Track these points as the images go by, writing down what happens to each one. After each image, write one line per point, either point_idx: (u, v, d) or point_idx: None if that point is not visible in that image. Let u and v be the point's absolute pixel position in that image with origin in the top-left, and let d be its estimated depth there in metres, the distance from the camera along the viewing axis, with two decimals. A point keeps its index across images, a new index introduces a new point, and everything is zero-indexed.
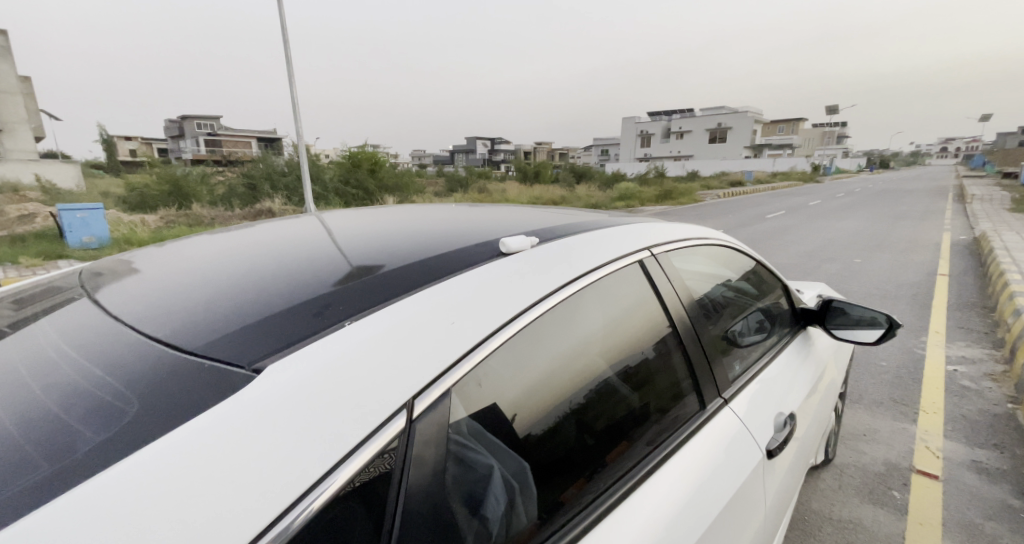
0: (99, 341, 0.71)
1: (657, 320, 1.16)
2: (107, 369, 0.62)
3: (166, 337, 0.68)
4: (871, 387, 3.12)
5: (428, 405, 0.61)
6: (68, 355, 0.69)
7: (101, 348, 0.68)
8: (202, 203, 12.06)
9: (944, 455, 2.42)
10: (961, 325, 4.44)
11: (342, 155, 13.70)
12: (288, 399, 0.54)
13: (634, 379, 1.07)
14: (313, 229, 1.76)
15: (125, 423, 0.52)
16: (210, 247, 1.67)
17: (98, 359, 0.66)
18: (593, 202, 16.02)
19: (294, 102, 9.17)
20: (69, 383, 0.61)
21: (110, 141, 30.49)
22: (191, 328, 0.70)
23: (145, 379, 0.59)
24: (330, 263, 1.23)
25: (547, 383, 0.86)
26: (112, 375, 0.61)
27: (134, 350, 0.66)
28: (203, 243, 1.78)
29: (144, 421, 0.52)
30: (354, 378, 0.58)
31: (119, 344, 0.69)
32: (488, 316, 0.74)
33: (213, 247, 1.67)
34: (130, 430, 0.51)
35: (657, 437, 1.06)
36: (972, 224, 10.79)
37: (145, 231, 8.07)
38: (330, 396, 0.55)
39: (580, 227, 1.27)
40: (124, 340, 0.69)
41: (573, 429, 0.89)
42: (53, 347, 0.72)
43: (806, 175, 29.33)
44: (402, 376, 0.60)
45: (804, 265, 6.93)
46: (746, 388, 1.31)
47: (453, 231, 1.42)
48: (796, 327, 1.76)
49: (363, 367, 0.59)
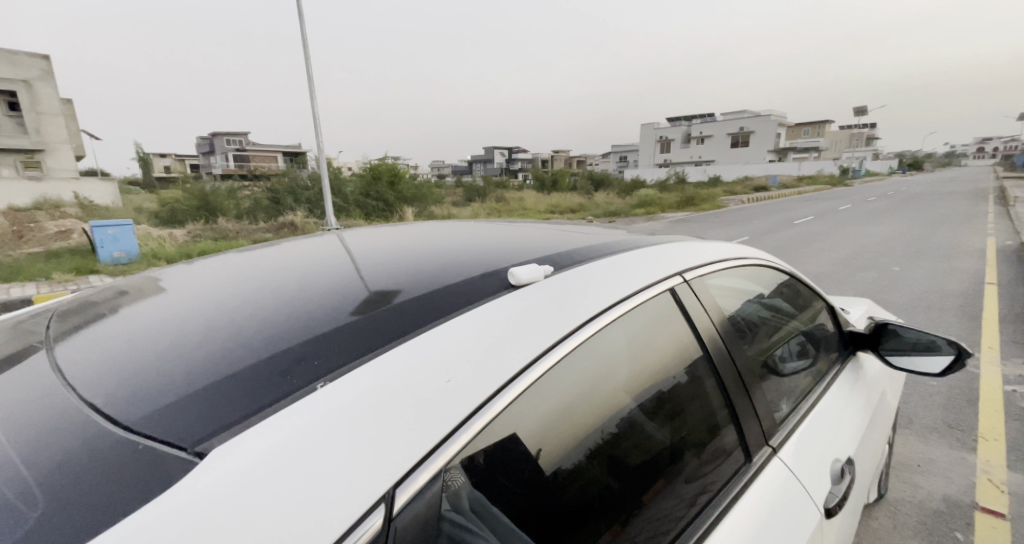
0: (38, 407, 0.62)
1: (687, 346, 1.03)
2: (30, 450, 0.53)
3: (106, 405, 0.59)
4: (921, 411, 2.87)
5: (421, 487, 0.49)
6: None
7: (33, 420, 0.59)
8: (228, 217, 12.34)
9: (1011, 490, 2.18)
10: (1017, 340, 4.12)
11: (363, 168, 13.91)
12: (242, 490, 0.43)
13: (663, 412, 0.94)
14: (331, 247, 1.71)
15: (28, 528, 0.43)
16: (228, 266, 1.62)
17: (31, 431, 0.57)
18: (612, 210, 15.78)
19: (313, 115, 9.24)
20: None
21: (146, 159, 31.87)
22: (138, 392, 0.61)
23: (64, 468, 0.49)
24: (345, 287, 1.15)
25: (568, 423, 0.74)
26: (32, 459, 0.52)
27: (64, 426, 0.56)
28: (223, 260, 1.73)
29: (52, 525, 0.43)
30: (315, 461, 0.46)
31: (55, 413, 0.60)
32: (492, 371, 0.61)
33: (233, 265, 1.63)
34: (29, 539, 0.42)
35: (695, 483, 0.92)
36: (1019, 228, 10.20)
37: (172, 246, 8.27)
38: (291, 491, 0.44)
39: (602, 248, 1.16)
40: (61, 410, 0.61)
41: (597, 476, 0.76)
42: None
43: (835, 178, 28.44)
44: (389, 453, 0.49)
45: (839, 274, 6.62)
46: (794, 427, 1.16)
47: (469, 252, 1.32)
48: (846, 354, 1.59)
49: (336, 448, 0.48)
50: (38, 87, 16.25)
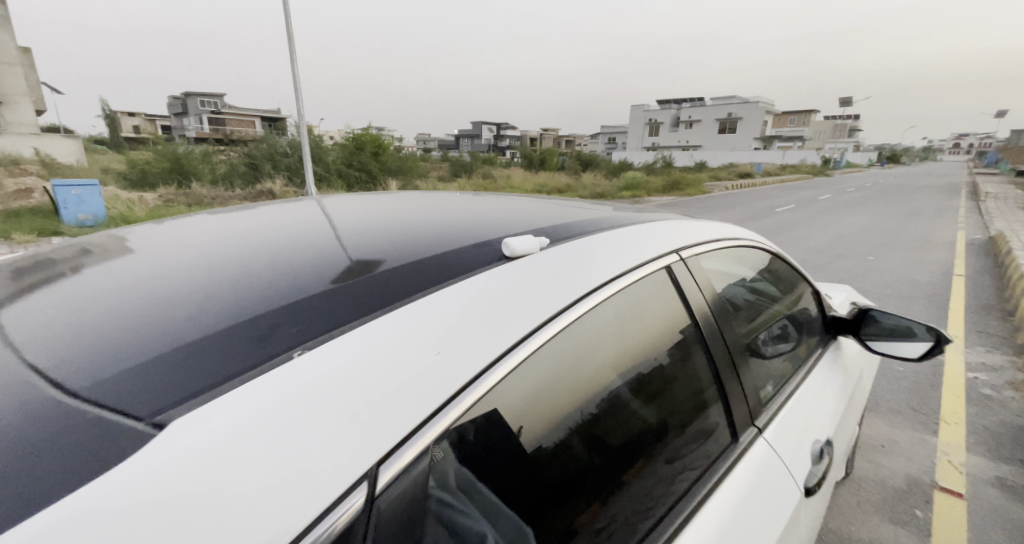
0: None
1: (677, 322, 1.02)
2: None
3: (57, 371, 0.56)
4: (887, 395, 2.98)
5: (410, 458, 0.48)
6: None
7: None
8: (202, 183, 11.90)
9: (967, 471, 2.28)
10: (980, 330, 4.28)
11: (346, 137, 13.51)
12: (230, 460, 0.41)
13: (648, 389, 0.93)
14: (312, 213, 1.63)
15: None
16: (206, 228, 1.53)
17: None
18: (598, 191, 15.72)
19: (293, 77, 8.81)
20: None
21: (115, 118, 30.36)
22: (91, 356, 0.58)
23: (10, 436, 0.46)
24: (328, 254, 1.10)
25: (557, 394, 0.72)
26: None
27: (11, 393, 0.53)
28: (199, 222, 1.63)
29: None
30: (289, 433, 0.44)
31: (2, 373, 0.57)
32: (485, 344, 0.59)
33: (211, 228, 1.53)
34: None
35: (678, 456, 0.93)
36: (986, 223, 10.56)
37: (141, 209, 7.94)
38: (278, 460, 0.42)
39: (595, 223, 1.14)
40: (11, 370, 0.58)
41: (583, 447, 0.76)
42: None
43: (816, 168, 28.87)
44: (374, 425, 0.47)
45: (816, 261, 6.76)
46: (777, 409, 1.18)
47: (462, 223, 1.28)
48: (828, 338, 1.61)
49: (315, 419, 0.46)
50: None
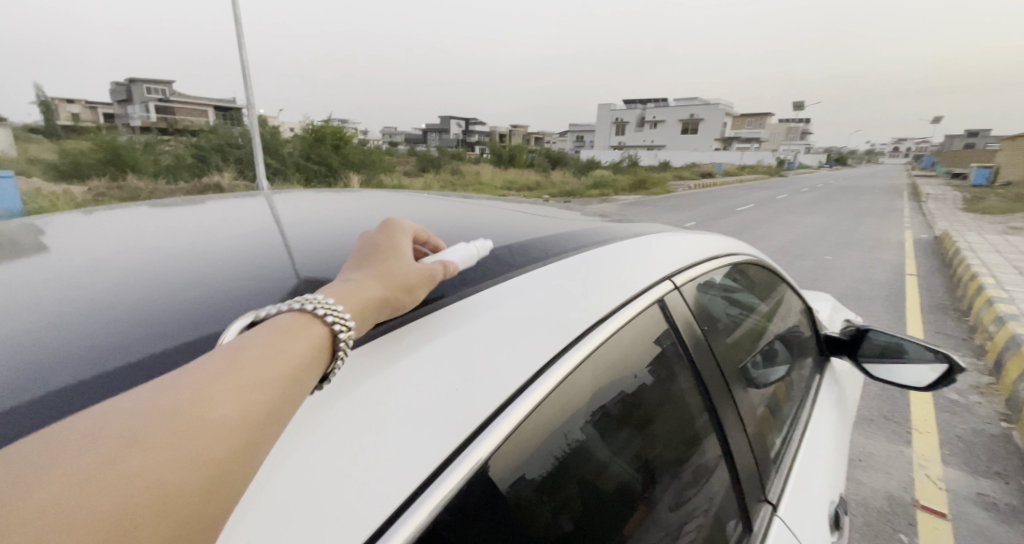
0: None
1: (653, 333, 0.82)
2: None
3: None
4: (861, 402, 2.92)
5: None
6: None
7: None
8: (144, 175, 11.00)
9: (946, 486, 2.21)
10: (938, 332, 4.36)
11: (305, 129, 12.88)
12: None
13: (633, 422, 0.76)
14: (263, 212, 1.35)
15: None
16: (131, 225, 1.22)
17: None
18: (566, 189, 15.62)
19: (244, 63, 8.24)
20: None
21: (48, 104, 28.06)
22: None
23: None
24: (273, 268, 0.85)
25: (516, 469, 0.55)
26: None
27: None
28: (125, 217, 1.32)
29: None
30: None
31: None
32: (398, 474, 0.45)
33: (138, 225, 1.22)
34: None
35: (679, 501, 0.78)
36: (932, 223, 11.06)
37: (68, 205, 7.22)
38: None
39: (560, 245, 0.96)
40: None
41: (554, 519, 0.60)
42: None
43: (774, 169, 29.88)
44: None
45: (780, 262, 6.84)
46: (790, 466, 1.03)
47: (450, 233, 1.05)
48: (822, 361, 1.48)
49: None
50: None
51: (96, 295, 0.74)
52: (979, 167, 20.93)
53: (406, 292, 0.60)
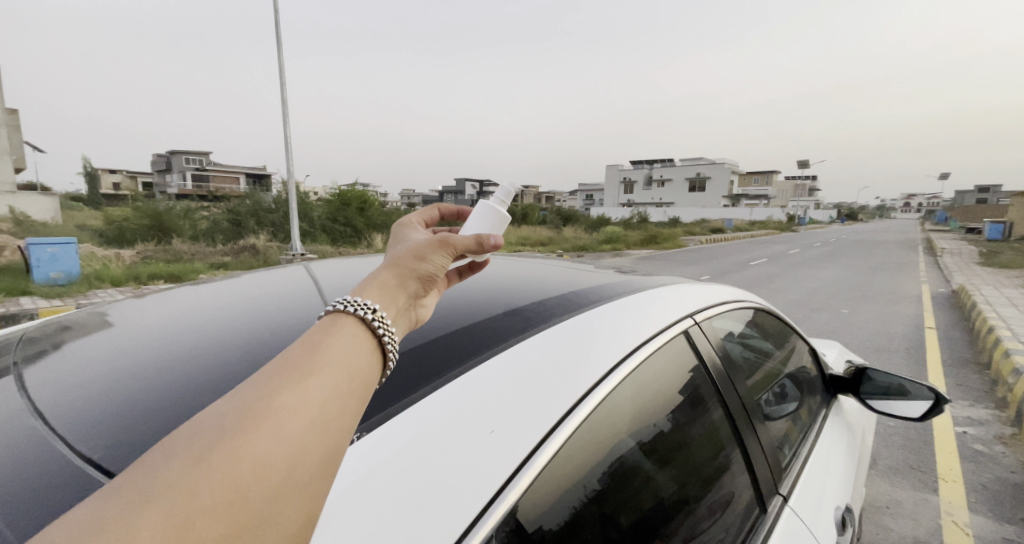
0: (15, 472, 0.66)
1: (683, 366, 1.05)
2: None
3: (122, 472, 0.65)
4: (884, 452, 2.97)
5: (481, 539, 0.56)
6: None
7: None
8: (183, 238, 11.67)
9: (974, 532, 2.25)
10: (960, 384, 4.39)
11: (331, 194, 13.74)
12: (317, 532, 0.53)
13: (659, 455, 0.94)
14: (301, 276, 1.65)
15: None
16: (199, 295, 1.51)
17: (33, 496, 0.61)
18: (579, 245, 16.08)
19: (285, 138, 9.10)
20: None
21: (94, 174, 30.20)
22: (135, 455, 0.68)
23: (40, 509, 0.59)
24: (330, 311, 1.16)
25: (583, 454, 0.77)
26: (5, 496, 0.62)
27: (29, 467, 0.67)
28: (190, 289, 1.61)
29: None
30: (369, 517, 0.54)
31: (48, 473, 0.65)
32: (530, 428, 0.68)
33: (203, 294, 1.51)
34: None
35: (693, 532, 0.92)
36: (948, 277, 11.11)
37: (118, 267, 7.74)
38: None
39: (606, 289, 1.21)
40: (50, 469, 0.66)
41: (597, 520, 0.77)
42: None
43: (785, 225, 30.32)
44: (441, 527, 0.55)
45: (795, 315, 6.95)
46: (796, 476, 1.21)
47: (505, 281, 1.32)
48: (829, 398, 1.65)
49: (397, 501, 0.55)
50: None
51: (237, 332, 1.08)
52: (989, 221, 21.09)
53: (420, 257, 0.73)
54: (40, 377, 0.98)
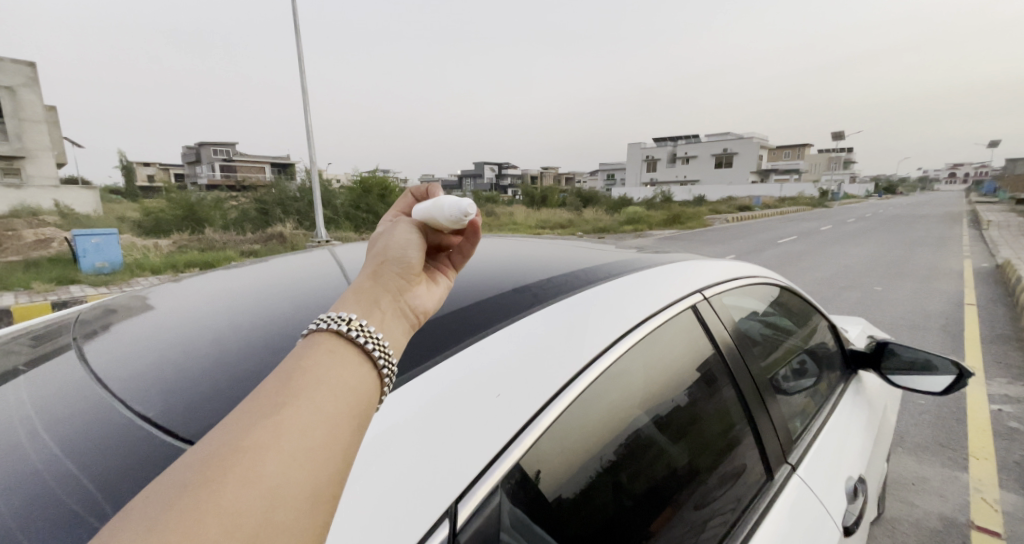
0: (80, 429, 0.75)
1: (693, 344, 1.06)
2: (66, 445, 0.72)
3: (174, 428, 0.72)
4: (912, 429, 2.92)
5: (486, 494, 0.60)
6: (51, 454, 0.70)
7: (65, 422, 0.78)
8: (214, 227, 12.05)
9: (1004, 509, 2.21)
10: (998, 361, 4.23)
11: (354, 181, 13.93)
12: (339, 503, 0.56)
13: (672, 429, 0.96)
14: (325, 259, 1.71)
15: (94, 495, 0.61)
16: (232, 279, 1.58)
17: (94, 449, 0.70)
18: (602, 226, 15.92)
19: (308, 127, 9.25)
20: (41, 489, 0.64)
21: (130, 168, 31.34)
22: (181, 413, 0.75)
23: (101, 461, 0.67)
24: None
25: (593, 424, 0.80)
26: (72, 450, 0.70)
27: (92, 424, 0.76)
28: (223, 275, 1.69)
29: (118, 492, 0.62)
30: (388, 472, 0.58)
31: (107, 430, 0.74)
32: (535, 392, 0.71)
33: (235, 279, 1.59)
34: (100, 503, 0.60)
35: (704, 500, 0.95)
36: (992, 251, 10.58)
37: (156, 256, 8.08)
38: (388, 494, 0.57)
39: (618, 266, 1.22)
40: (110, 427, 0.74)
41: (608, 487, 0.80)
42: (31, 438, 0.75)
43: (816, 200, 29.26)
44: (444, 480, 0.59)
45: (824, 293, 6.76)
46: (808, 448, 1.22)
47: (517, 260, 1.35)
48: (849, 373, 1.64)
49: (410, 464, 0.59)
50: (25, 95, 15.74)
51: (267, 310, 1.15)
52: None
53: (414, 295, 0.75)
54: (95, 352, 1.07)
